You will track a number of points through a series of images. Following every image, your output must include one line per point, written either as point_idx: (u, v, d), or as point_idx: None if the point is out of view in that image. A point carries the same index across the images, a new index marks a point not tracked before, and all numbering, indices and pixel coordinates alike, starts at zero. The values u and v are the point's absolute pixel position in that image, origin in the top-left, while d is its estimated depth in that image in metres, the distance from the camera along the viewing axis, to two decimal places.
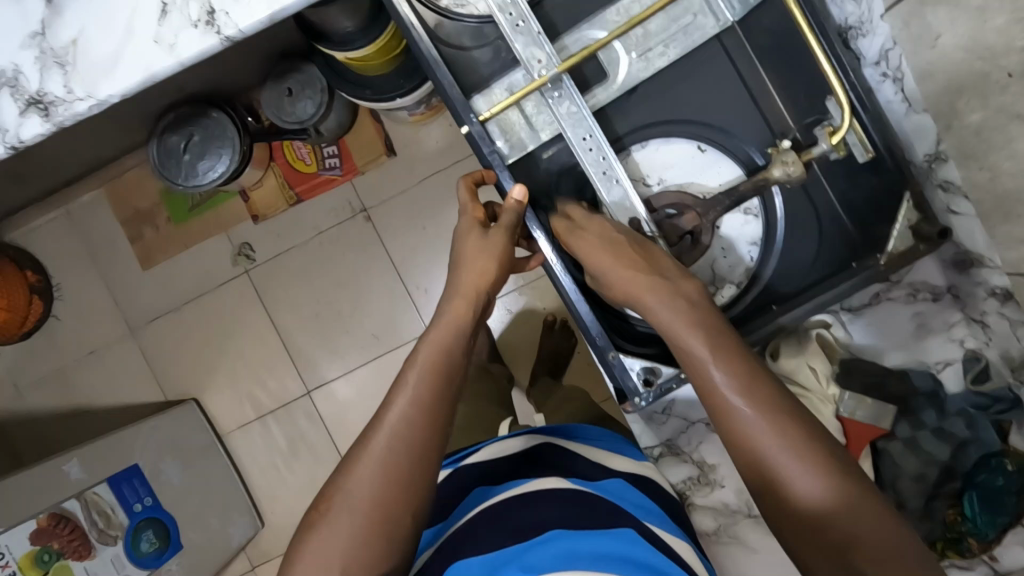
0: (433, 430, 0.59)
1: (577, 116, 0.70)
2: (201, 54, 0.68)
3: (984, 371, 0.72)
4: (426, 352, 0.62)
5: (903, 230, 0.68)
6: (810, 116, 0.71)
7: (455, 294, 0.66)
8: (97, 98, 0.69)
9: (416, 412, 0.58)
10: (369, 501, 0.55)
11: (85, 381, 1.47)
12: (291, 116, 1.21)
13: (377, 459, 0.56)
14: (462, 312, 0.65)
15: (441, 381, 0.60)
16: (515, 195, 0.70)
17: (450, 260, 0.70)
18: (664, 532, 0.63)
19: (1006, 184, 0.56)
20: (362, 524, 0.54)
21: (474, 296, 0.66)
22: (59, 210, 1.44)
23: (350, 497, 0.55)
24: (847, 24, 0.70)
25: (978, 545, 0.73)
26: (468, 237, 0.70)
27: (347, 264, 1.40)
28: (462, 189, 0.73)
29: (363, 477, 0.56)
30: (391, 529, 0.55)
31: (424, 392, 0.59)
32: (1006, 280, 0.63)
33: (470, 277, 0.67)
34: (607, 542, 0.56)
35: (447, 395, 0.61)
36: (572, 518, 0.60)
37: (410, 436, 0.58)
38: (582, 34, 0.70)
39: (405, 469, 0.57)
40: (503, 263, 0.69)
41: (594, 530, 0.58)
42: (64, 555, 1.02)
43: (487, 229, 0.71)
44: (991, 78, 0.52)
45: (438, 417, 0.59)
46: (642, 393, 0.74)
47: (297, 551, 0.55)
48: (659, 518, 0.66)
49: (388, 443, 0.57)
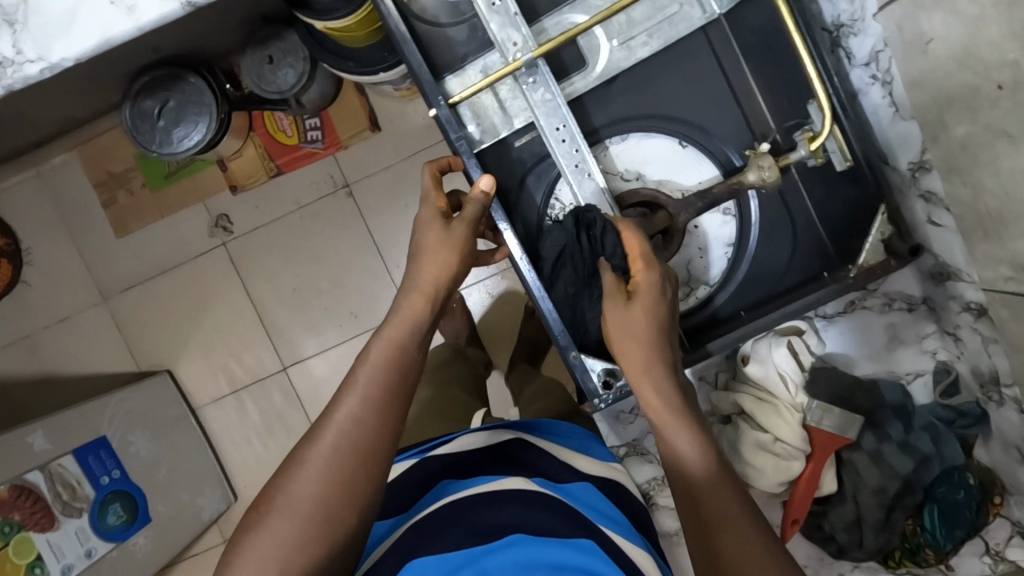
0: (383, 427, 0.58)
1: (551, 104, 0.67)
2: (162, 18, 0.64)
3: (953, 384, 0.72)
4: (379, 348, 0.61)
5: (876, 243, 0.66)
6: (791, 120, 0.69)
7: (414, 289, 0.65)
8: (50, 61, 0.65)
9: (367, 409, 0.58)
10: (312, 500, 0.54)
11: (56, 347, 1.43)
12: (271, 85, 1.16)
13: (323, 455, 0.56)
14: (419, 307, 0.63)
15: (393, 376, 0.60)
16: (483, 185, 0.66)
17: (410, 253, 0.68)
18: (621, 539, 0.62)
19: (987, 202, 0.55)
20: (304, 524, 0.53)
21: (434, 290, 0.65)
22: (28, 171, 1.39)
23: (293, 498, 0.54)
24: (839, 20, 0.66)
25: (935, 556, 0.73)
26: (428, 230, 0.67)
27: (326, 240, 1.36)
28: (426, 176, 0.71)
29: (308, 476, 0.55)
30: (335, 530, 0.54)
31: (376, 388, 0.59)
32: (982, 296, 0.62)
33: (431, 270, 0.65)
34: (566, 551, 0.55)
35: (398, 393, 0.60)
36: (533, 523, 0.58)
37: (359, 434, 0.57)
38: (563, 17, 0.67)
39: (350, 471, 0.56)
40: (465, 254, 0.67)
41: (556, 538, 0.57)
42: (26, 527, 1.00)
43: (449, 220, 0.68)
44: (980, 92, 0.50)
45: (390, 414, 0.59)
46: (601, 395, 0.73)
47: (238, 550, 0.54)
48: (619, 526, 0.65)
49: (336, 441, 0.56)
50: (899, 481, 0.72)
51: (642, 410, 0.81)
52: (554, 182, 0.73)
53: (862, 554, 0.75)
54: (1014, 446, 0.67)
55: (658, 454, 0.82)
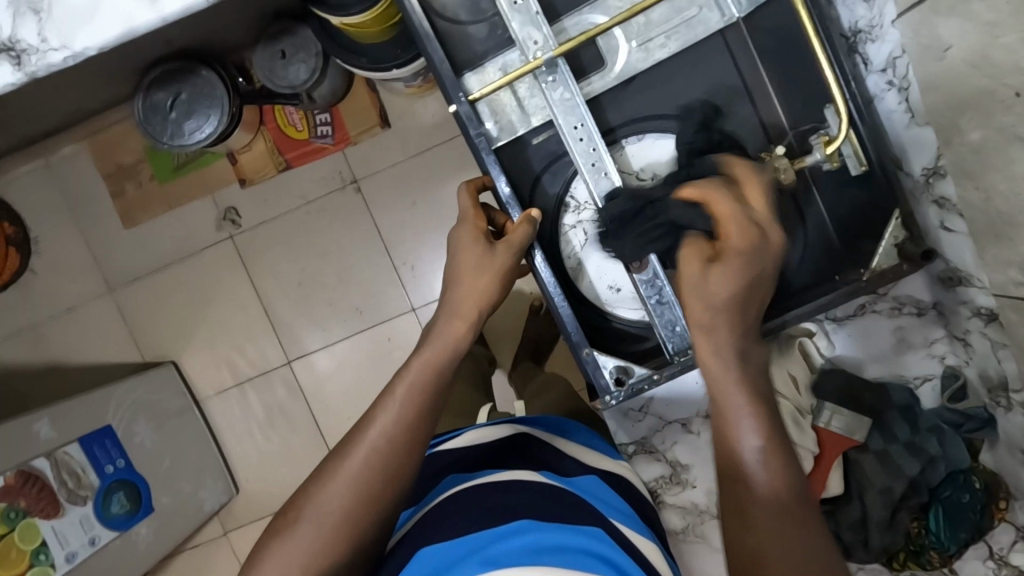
0: (411, 448, 0.61)
1: (569, 103, 0.68)
2: (185, 10, 0.65)
3: (961, 388, 0.73)
4: (416, 369, 0.65)
5: (889, 248, 0.66)
6: (806, 123, 0.69)
7: (454, 313, 0.68)
8: (72, 50, 0.66)
9: (399, 428, 0.61)
10: (338, 512, 0.57)
11: (61, 337, 1.44)
12: (283, 80, 1.16)
13: (353, 470, 0.59)
14: (458, 332, 0.67)
15: (425, 399, 0.63)
16: (532, 212, 0.71)
17: (448, 272, 0.71)
18: (630, 530, 0.63)
19: (1000, 206, 0.55)
20: (329, 534, 0.57)
21: (474, 317, 0.68)
22: (38, 160, 1.39)
23: (320, 509, 0.57)
24: (858, 25, 0.67)
25: (939, 558, 0.74)
26: (468, 252, 0.70)
27: (334, 236, 1.37)
28: (465, 195, 0.74)
29: (337, 488, 0.58)
30: (356, 541, 0.58)
31: (409, 412, 0.62)
32: (993, 301, 0.63)
33: (471, 295, 0.69)
34: (576, 536, 0.56)
35: (430, 416, 0.63)
36: (543, 511, 0.59)
37: (389, 452, 0.60)
38: (583, 17, 0.68)
39: (376, 487, 0.59)
40: (504, 280, 0.70)
41: (566, 524, 0.58)
42: (30, 514, 1.00)
43: (491, 242, 0.70)
44: (996, 96, 0.50)
45: (419, 435, 0.62)
46: (612, 392, 0.73)
47: (264, 555, 0.57)
48: (625, 516, 0.66)
49: (366, 457, 0.59)
50: (906, 481, 0.73)
51: (651, 408, 0.80)
52: (570, 181, 0.74)
53: (866, 554, 0.75)
54: (1020, 450, 0.68)
55: (665, 452, 0.81)
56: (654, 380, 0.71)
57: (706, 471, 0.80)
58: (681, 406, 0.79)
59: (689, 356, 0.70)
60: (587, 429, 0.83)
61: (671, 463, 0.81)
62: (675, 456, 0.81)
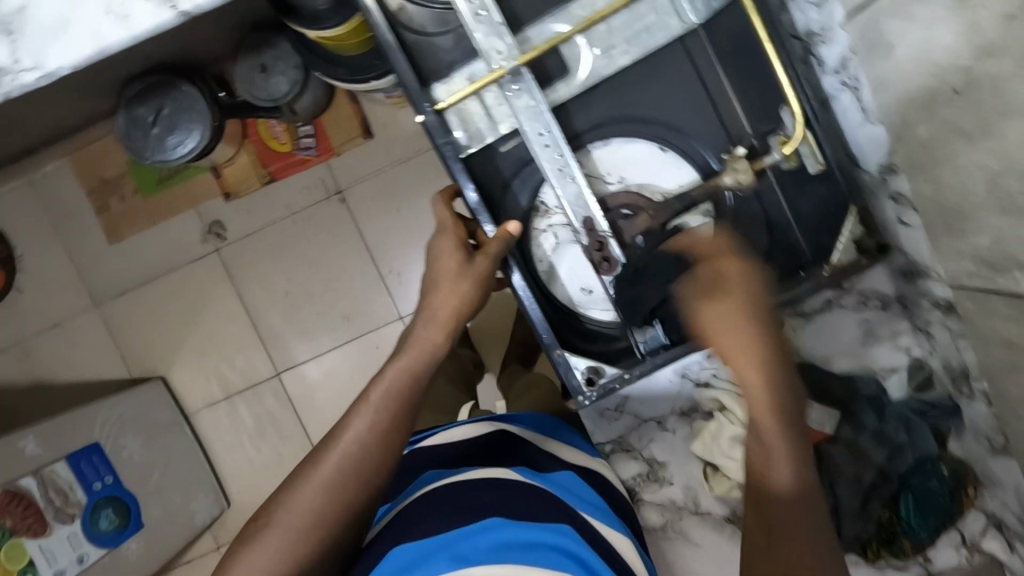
0: (384, 455, 0.63)
1: (534, 110, 0.69)
2: (155, 28, 0.66)
3: (927, 379, 0.74)
4: (391, 374, 0.66)
5: (847, 243, 0.71)
6: (765, 124, 0.71)
7: (431, 320, 0.69)
8: (45, 69, 0.67)
9: (372, 436, 0.63)
10: (308, 517, 0.59)
11: (48, 354, 1.44)
12: (264, 92, 1.18)
13: (324, 476, 0.61)
14: (436, 339, 0.69)
15: (398, 407, 0.65)
16: (510, 228, 0.72)
17: (427, 278, 0.73)
18: (602, 525, 0.64)
19: (950, 199, 0.57)
20: (298, 538, 0.59)
21: (451, 324, 0.70)
22: (21, 179, 1.40)
23: (290, 511, 0.59)
24: (810, 30, 0.69)
25: (910, 545, 0.75)
26: (449, 259, 0.71)
27: (319, 246, 1.38)
28: (439, 206, 0.75)
29: (308, 493, 0.60)
30: (327, 542, 0.60)
31: (384, 419, 0.64)
32: (949, 292, 0.64)
33: (445, 301, 0.70)
34: (548, 534, 0.57)
35: (403, 422, 0.65)
36: (514, 507, 0.60)
37: (361, 458, 0.62)
38: (545, 26, 0.70)
39: (348, 494, 0.61)
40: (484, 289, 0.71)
41: (536, 520, 0.59)
42: (17, 533, 1.00)
43: (470, 253, 0.72)
44: (939, 95, 0.52)
45: (392, 442, 0.64)
46: (585, 392, 0.75)
47: (235, 558, 0.59)
48: (600, 511, 0.67)
49: (338, 463, 0.61)
50: (874, 469, 0.73)
51: (626, 406, 0.81)
52: (538, 186, 0.75)
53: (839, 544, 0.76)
54: (985, 436, 0.69)
55: (642, 449, 0.82)
56: (625, 378, 0.74)
57: (683, 467, 0.81)
58: (654, 403, 0.81)
59: (661, 353, 0.73)
60: (564, 424, 0.83)
61: (648, 461, 0.82)
62: (651, 454, 0.82)
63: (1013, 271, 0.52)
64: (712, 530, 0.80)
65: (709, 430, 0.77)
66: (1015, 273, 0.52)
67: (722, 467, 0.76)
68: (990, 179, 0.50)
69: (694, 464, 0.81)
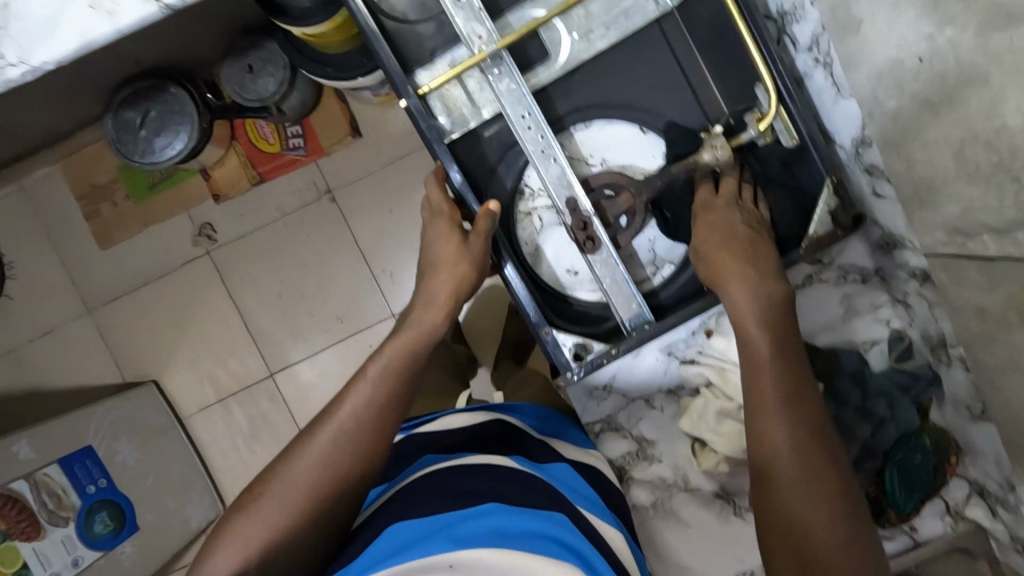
0: (381, 431, 0.64)
1: (516, 94, 0.70)
2: (140, 22, 0.66)
3: (907, 349, 0.74)
4: (391, 351, 0.68)
5: (823, 215, 0.71)
6: (742, 103, 0.73)
7: (430, 301, 0.71)
8: (30, 65, 0.67)
9: (370, 411, 0.64)
10: (303, 489, 0.60)
11: (40, 361, 1.43)
12: (252, 94, 1.19)
13: (321, 448, 0.62)
14: (437, 319, 0.70)
15: (397, 383, 0.66)
16: (490, 205, 0.71)
17: (428, 261, 0.74)
18: (595, 517, 0.65)
19: (920, 169, 0.58)
20: (293, 508, 0.60)
21: (452, 303, 0.71)
22: (11, 185, 1.40)
23: (287, 484, 0.61)
24: (784, 9, 0.71)
25: (896, 516, 0.77)
26: (446, 242, 0.72)
27: (310, 246, 1.38)
28: (432, 187, 0.74)
29: (304, 464, 0.61)
30: (321, 516, 0.60)
31: (381, 396, 0.65)
32: (923, 262, 0.66)
33: (445, 283, 0.71)
34: (541, 522, 0.58)
35: (401, 398, 0.66)
36: (510, 495, 0.61)
37: (357, 433, 0.63)
38: (525, 12, 0.71)
39: (344, 469, 0.62)
40: (481, 269, 0.72)
41: (532, 510, 0.59)
42: (11, 536, 0.99)
43: (465, 233, 0.72)
44: (905, 65, 0.55)
45: (389, 418, 0.65)
46: (574, 368, 0.75)
47: (229, 527, 0.60)
48: (592, 503, 0.68)
49: (335, 437, 0.63)
50: (859, 443, 0.75)
51: (614, 386, 0.83)
52: (522, 170, 0.77)
53: None
54: (964, 405, 0.71)
55: (631, 428, 0.83)
56: (612, 354, 0.75)
57: (672, 446, 0.82)
58: (642, 383, 0.83)
59: (647, 329, 0.73)
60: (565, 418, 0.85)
61: (637, 439, 0.83)
62: (640, 432, 0.83)
63: (982, 237, 0.53)
64: (702, 509, 0.81)
65: (696, 407, 0.78)
66: (983, 239, 0.53)
67: (709, 442, 0.77)
68: (956, 147, 0.52)
69: (683, 441, 0.82)
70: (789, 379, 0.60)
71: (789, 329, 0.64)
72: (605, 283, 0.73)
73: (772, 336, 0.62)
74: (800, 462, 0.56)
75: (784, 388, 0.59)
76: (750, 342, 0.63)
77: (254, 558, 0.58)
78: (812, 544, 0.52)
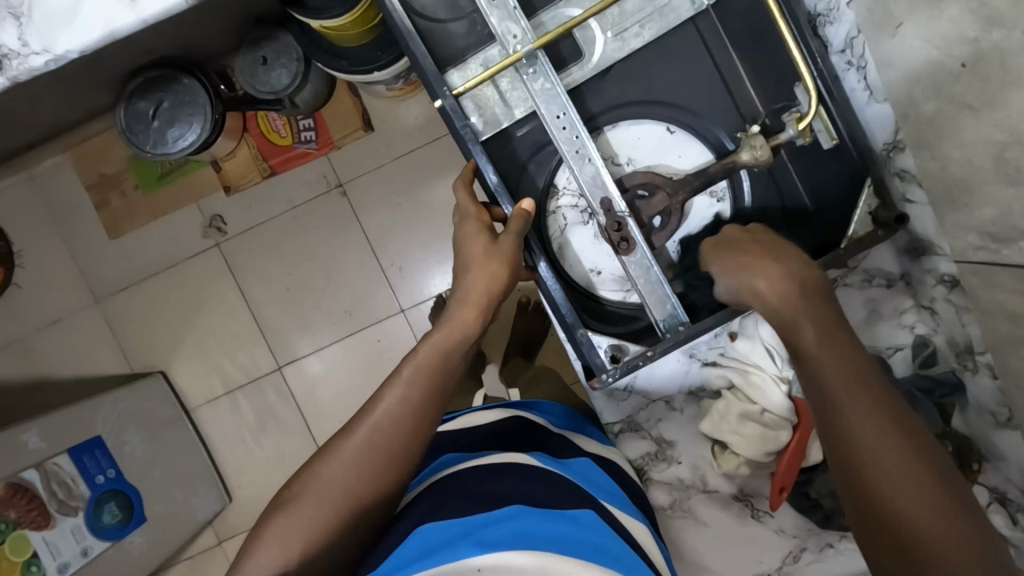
0: (415, 432, 0.64)
1: (551, 93, 0.69)
2: (165, 12, 0.66)
3: (931, 356, 0.75)
4: (423, 352, 0.67)
5: (863, 216, 0.71)
6: (778, 102, 0.73)
7: (461, 302, 0.69)
8: (54, 53, 0.66)
9: (403, 411, 0.64)
10: (343, 487, 0.61)
11: (47, 351, 1.43)
12: (265, 85, 1.17)
13: (357, 447, 0.62)
14: (468, 319, 0.69)
15: (431, 384, 0.66)
16: (524, 205, 0.71)
17: (457, 262, 0.72)
18: (622, 513, 0.65)
19: (955, 173, 0.59)
20: (330, 507, 0.60)
21: (483, 302, 0.69)
22: (21, 174, 1.39)
23: (323, 484, 0.61)
24: (817, 10, 0.71)
25: None
26: (475, 244, 0.71)
27: (320, 239, 1.38)
28: (460, 190, 0.73)
29: (342, 463, 0.62)
30: (357, 516, 0.60)
31: (414, 396, 0.65)
32: (954, 268, 0.66)
33: (479, 283, 0.69)
34: (568, 523, 0.57)
35: (436, 398, 0.66)
36: (537, 497, 0.60)
37: (392, 433, 0.63)
38: (559, 11, 0.71)
39: (378, 470, 0.62)
40: (513, 268, 0.71)
41: (558, 510, 0.59)
42: (22, 525, 0.98)
43: (495, 234, 0.72)
44: (945, 68, 0.54)
45: (427, 417, 0.65)
46: (609, 370, 0.74)
47: (263, 522, 0.60)
48: (620, 501, 0.68)
49: (371, 436, 0.62)
50: None
51: (635, 387, 0.82)
52: (555, 169, 0.77)
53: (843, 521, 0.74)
54: (988, 411, 0.70)
55: (651, 429, 0.84)
56: (648, 356, 0.73)
57: (692, 447, 0.82)
58: (663, 383, 0.83)
59: (682, 331, 0.72)
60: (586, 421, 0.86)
61: (656, 440, 0.83)
62: (660, 433, 0.83)
63: (1019, 243, 0.52)
64: (721, 510, 0.81)
65: (717, 408, 0.78)
66: (1021, 245, 0.52)
67: (730, 444, 0.77)
68: (996, 151, 0.51)
69: (703, 443, 0.82)
70: (848, 370, 0.57)
71: (826, 306, 0.62)
72: (639, 285, 0.72)
73: (823, 328, 0.60)
74: (894, 459, 0.52)
75: (845, 369, 0.57)
76: (803, 342, 0.60)
77: (290, 557, 0.58)
78: (906, 536, 0.49)
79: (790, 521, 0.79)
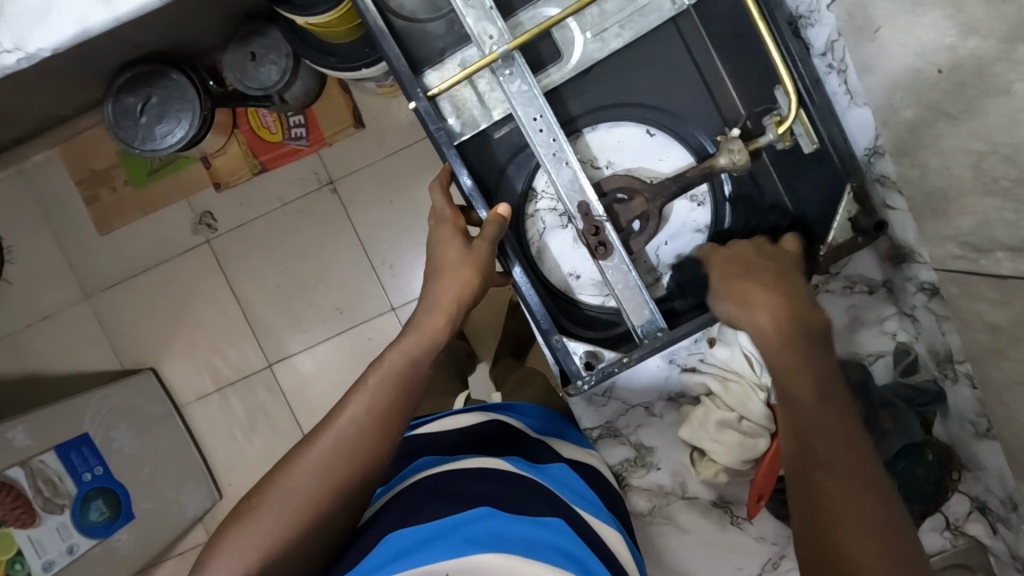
0: (382, 439, 0.63)
1: (527, 95, 0.68)
2: (139, 9, 0.64)
3: (913, 363, 0.74)
4: (392, 359, 0.66)
5: (843, 223, 0.70)
6: (760, 106, 0.72)
7: (433, 309, 0.68)
8: (26, 51, 0.65)
9: (371, 419, 0.63)
10: (301, 497, 0.60)
11: (37, 346, 1.43)
12: (254, 82, 1.16)
13: (322, 457, 0.61)
14: (439, 326, 0.68)
15: (399, 392, 0.65)
16: (500, 211, 0.70)
17: (430, 267, 0.71)
18: (593, 518, 0.65)
19: (934, 181, 0.58)
20: (294, 517, 0.59)
21: (455, 309, 0.68)
22: (10, 168, 1.38)
23: (287, 493, 0.60)
24: (797, 12, 0.69)
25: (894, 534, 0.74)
26: (448, 248, 0.70)
27: (311, 236, 1.37)
28: (437, 193, 0.72)
29: (306, 473, 0.61)
30: (320, 527, 0.60)
31: (383, 403, 0.64)
32: (934, 276, 0.65)
33: (451, 289, 0.68)
34: (540, 530, 0.56)
35: (405, 406, 0.65)
36: (509, 502, 0.59)
37: (359, 441, 0.62)
38: (538, 11, 0.70)
39: (344, 479, 0.61)
40: (485, 274, 0.70)
41: (530, 516, 0.58)
42: (6, 523, 0.98)
43: (469, 239, 0.71)
44: (924, 75, 0.53)
45: (395, 424, 0.64)
46: (584, 377, 0.73)
47: (227, 534, 0.59)
48: (593, 505, 0.67)
49: (335, 446, 0.62)
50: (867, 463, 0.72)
51: (614, 393, 0.82)
52: (533, 173, 0.76)
53: None
54: (968, 421, 0.70)
55: (630, 435, 0.83)
56: (624, 363, 0.72)
57: (671, 453, 0.81)
58: (642, 389, 0.82)
59: (659, 338, 0.71)
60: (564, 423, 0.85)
61: (636, 446, 0.82)
62: (639, 439, 0.82)
63: (996, 254, 0.52)
64: (700, 517, 0.80)
65: (696, 415, 0.77)
66: (997, 256, 0.52)
67: (708, 451, 0.76)
68: (974, 160, 0.50)
69: (682, 449, 0.81)
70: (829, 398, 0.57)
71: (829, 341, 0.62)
72: (615, 291, 0.71)
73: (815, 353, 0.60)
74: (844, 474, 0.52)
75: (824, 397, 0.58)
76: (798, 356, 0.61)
77: (253, 568, 0.57)
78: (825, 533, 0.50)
79: (771, 528, 0.79)
